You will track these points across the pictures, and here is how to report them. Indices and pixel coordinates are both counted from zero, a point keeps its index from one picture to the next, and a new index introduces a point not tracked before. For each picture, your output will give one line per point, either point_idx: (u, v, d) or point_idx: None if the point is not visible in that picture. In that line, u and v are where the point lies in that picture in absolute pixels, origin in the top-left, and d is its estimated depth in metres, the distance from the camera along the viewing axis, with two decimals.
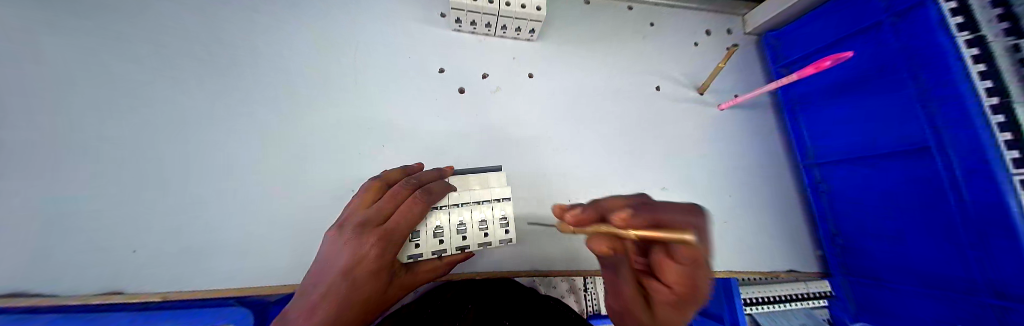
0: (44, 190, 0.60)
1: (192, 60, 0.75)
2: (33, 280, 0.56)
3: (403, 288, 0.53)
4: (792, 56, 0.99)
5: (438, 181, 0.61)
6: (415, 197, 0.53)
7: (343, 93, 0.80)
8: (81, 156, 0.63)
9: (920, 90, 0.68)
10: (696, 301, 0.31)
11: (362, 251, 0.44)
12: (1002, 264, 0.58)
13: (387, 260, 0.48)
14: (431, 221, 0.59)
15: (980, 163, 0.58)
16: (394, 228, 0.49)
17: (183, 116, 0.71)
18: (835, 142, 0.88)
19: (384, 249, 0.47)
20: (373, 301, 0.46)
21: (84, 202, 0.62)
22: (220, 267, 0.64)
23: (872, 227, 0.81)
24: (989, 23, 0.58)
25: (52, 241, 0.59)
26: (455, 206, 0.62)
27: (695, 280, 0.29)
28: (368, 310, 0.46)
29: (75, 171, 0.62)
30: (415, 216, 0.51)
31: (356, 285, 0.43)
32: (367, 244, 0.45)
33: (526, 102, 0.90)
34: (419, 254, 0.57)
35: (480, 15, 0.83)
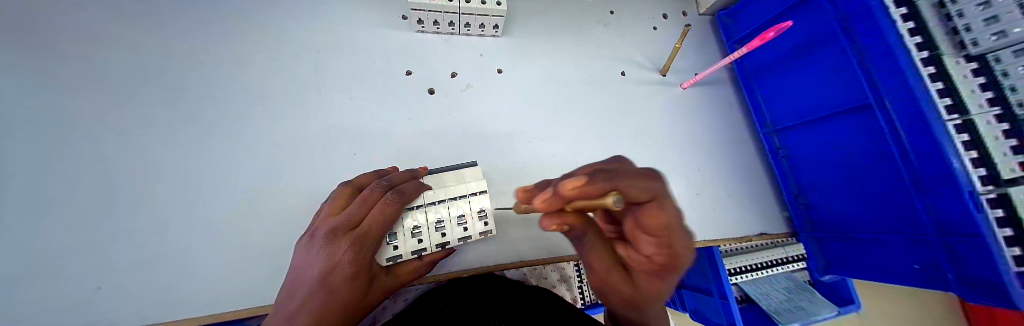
0: None
1: (145, 85, 0.73)
2: None
3: (384, 292, 0.52)
4: (744, 31, 1.04)
5: (410, 181, 0.58)
6: (387, 199, 0.51)
7: (309, 104, 0.80)
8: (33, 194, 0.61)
9: (860, 53, 0.72)
10: (673, 265, 0.34)
11: (334, 258, 0.44)
12: (944, 204, 0.61)
13: (364, 265, 0.47)
14: (408, 221, 0.58)
15: (916, 114, 0.61)
16: (367, 233, 0.48)
17: (140, 145, 0.69)
18: (792, 108, 0.93)
19: (358, 254, 0.46)
20: (352, 308, 0.46)
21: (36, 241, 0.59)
22: (195, 294, 0.63)
23: (832, 184, 0.86)
24: None
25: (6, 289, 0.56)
26: (431, 204, 0.61)
27: (663, 244, 0.31)
28: (347, 317, 0.45)
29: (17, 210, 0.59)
30: (389, 218, 0.51)
31: (334, 292, 0.43)
32: (340, 250, 0.44)
33: (495, 97, 0.91)
34: (398, 256, 0.56)
35: (441, 15, 0.84)
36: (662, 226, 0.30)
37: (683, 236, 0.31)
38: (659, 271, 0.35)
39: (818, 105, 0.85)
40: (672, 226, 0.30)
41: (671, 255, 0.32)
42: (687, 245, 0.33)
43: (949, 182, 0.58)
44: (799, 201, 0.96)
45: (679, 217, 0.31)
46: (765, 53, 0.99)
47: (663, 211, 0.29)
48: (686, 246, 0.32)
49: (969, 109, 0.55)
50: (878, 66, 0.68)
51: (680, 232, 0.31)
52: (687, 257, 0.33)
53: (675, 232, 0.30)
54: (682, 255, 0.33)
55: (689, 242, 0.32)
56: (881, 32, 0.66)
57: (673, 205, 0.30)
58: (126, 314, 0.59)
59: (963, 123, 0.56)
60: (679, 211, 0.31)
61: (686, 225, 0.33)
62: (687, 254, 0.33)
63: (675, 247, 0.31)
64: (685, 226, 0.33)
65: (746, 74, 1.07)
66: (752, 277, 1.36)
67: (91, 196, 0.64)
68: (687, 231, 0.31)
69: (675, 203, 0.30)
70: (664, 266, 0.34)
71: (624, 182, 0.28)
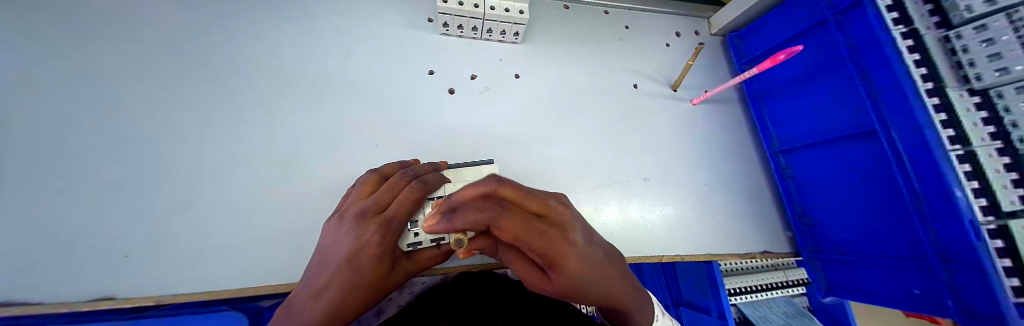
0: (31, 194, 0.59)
1: (183, 67, 0.77)
2: (17, 288, 0.54)
3: (406, 275, 0.55)
4: (754, 54, 1.08)
5: (432, 173, 0.62)
6: (412, 187, 0.54)
7: (336, 94, 0.83)
8: (71, 160, 0.63)
9: (868, 82, 0.75)
10: (555, 261, 0.38)
11: (364, 237, 0.46)
12: (943, 229, 0.63)
13: (390, 246, 0.50)
14: (429, 210, 0.61)
15: (917, 141, 0.64)
16: (394, 216, 0.51)
17: (172, 121, 0.71)
18: (798, 129, 0.96)
19: (386, 235, 0.49)
20: (378, 286, 0.49)
21: (70, 208, 0.61)
22: (217, 269, 0.64)
23: (834, 205, 0.88)
24: (921, 17, 0.69)
25: (33, 251, 0.57)
26: (450, 196, 0.64)
27: (531, 247, 0.37)
28: (373, 295, 0.49)
29: (60, 174, 0.62)
30: (414, 202, 0.53)
31: (361, 269, 0.46)
32: (368, 230, 0.47)
33: (511, 100, 0.94)
34: (419, 242, 0.57)
35: (467, 20, 0.88)
36: (513, 239, 0.36)
37: (536, 242, 0.36)
38: (550, 270, 0.40)
39: (822, 127, 0.88)
40: (526, 234, 0.35)
41: (544, 257, 0.38)
42: (554, 245, 0.37)
43: (948, 211, 0.61)
44: (804, 222, 0.97)
45: (526, 232, 0.35)
46: (774, 75, 1.03)
47: (502, 230, 0.36)
48: (548, 247, 0.36)
49: (972, 140, 0.58)
50: (882, 93, 0.71)
51: (530, 241, 0.36)
52: (562, 252, 0.37)
53: (525, 242, 0.36)
54: (554, 253, 0.37)
55: (556, 241, 0.37)
56: (888, 65, 0.69)
57: (515, 220, 0.35)
58: (148, 284, 0.60)
59: (965, 154, 0.59)
60: (525, 224, 0.35)
61: (547, 228, 0.37)
62: (557, 251, 0.37)
63: (537, 250, 0.37)
64: (547, 229, 0.36)
65: (755, 94, 1.10)
66: (751, 299, 1.36)
67: (128, 168, 0.66)
68: (538, 239, 0.36)
69: (512, 223, 0.35)
70: (544, 265, 0.39)
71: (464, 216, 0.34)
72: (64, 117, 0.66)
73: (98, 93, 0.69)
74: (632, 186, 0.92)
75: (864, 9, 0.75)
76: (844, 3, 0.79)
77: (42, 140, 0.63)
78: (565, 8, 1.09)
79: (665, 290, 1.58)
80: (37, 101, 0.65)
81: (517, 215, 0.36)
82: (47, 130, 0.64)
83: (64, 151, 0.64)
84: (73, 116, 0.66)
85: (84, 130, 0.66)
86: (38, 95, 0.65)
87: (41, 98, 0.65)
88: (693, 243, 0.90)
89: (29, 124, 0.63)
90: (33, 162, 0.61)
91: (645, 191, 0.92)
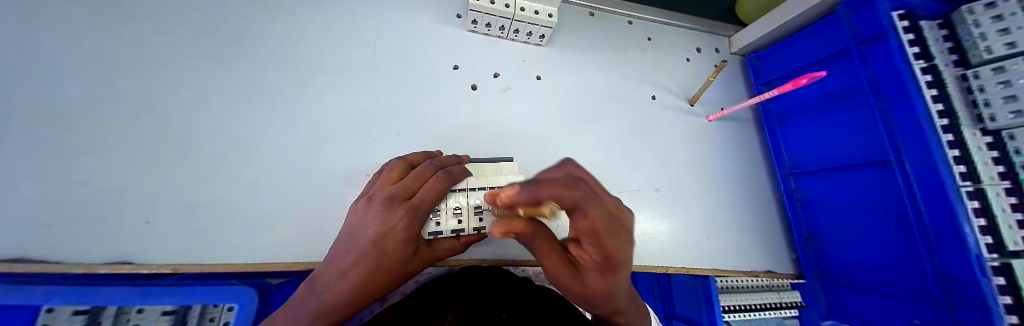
0: (49, 151, 0.58)
1: (214, 41, 0.78)
2: (30, 245, 0.53)
3: (427, 263, 0.55)
4: (773, 76, 1.09)
5: (456, 165, 0.63)
6: (439, 177, 0.55)
7: (361, 81, 0.84)
8: (94, 122, 0.63)
9: (885, 112, 0.77)
10: (613, 262, 0.39)
11: (392, 222, 0.47)
12: (947, 260, 0.67)
13: (414, 233, 0.51)
14: (450, 201, 0.63)
15: (930, 175, 0.69)
16: (420, 204, 0.52)
17: (201, 93, 0.72)
18: (810, 154, 0.97)
19: (411, 222, 0.50)
20: (402, 272, 0.50)
21: (93, 170, 0.60)
22: (235, 243, 0.65)
23: (841, 231, 0.90)
24: (947, 68, 0.79)
25: (48, 209, 0.55)
26: (472, 190, 0.66)
27: (599, 242, 0.38)
28: (397, 280, 0.49)
29: (83, 135, 0.61)
30: (438, 192, 0.54)
31: (387, 253, 0.46)
32: (395, 216, 0.48)
33: (531, 101, 0.95)
34: (439, 232, 0.60)
35: (496, 19, 0.89)
36: (590, 230, 0.38)
37: (610, 240, 0.38)
38: (601, 271, 0.41)
39: (836, 154, 0.90)
40: (603, 228, 0.37)
41: (605, 255, 0.39)
42: (622, 245, 0.39)
43: (954, 236, 0.66)
44: (809, 245, 0.97)
45: (607, 227, 0.38)
46: (790, 97, 1.04)
47: (584, 218, 0.38)
48: (617, 248, 0.38)
49: (983, 181, 0.68)
50: (899, 125, 0.75)
51: (605, 235, 0.37)
52: (622, 255, 0.39)
53: (601, 237, 0.38)
54: (619, 256, 0.39)
55: (622, 243, 0.39)
56: (907, 98, 0.73)
57: (602, 213, 0.38)
58: (169, 251, 0.61)
59: (975, 190, 0.68)
60: (608, 219, 0.38)
61: (620, 231, 0.39)
62: (622, 255, 0.39)
63: (605, 248, 0.38)
64: (620, 229, 0.39)
65: (770, 115, 1.10)
66: (745, 317, 1.37)
67: (153, 135, 0.67)
68: (615, 238, 0.38)
69: (597, 211, 0.37)
70: (598, 265, 0.40)
71: (556, 192, 0.38)
72: (92, 78, 0.66)
73: (130, 60, 0.70)
74: (644, 196, 0.93)
75: (888, 40, 0.77)
76: (868, 33, 0.81)
77: (63, 98, 0.62)
78: (590, 15, 1.11)
79: (660, 303, 1.58)
80: (67, 60, 0.65)
81: (603, 209, 0.38)
82: (73, 88, 0.63)
83: (89, 112, 0.63)
84: (102, 79, 0.66)
85: (112, 94, 0.66)
86: (69, 55, 0.65)
87: (71, 58, 0.65)
88: (699, 257, 0.91)
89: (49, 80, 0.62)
90: (50, 119, 0.60)
91: (656, 202, 0.93)
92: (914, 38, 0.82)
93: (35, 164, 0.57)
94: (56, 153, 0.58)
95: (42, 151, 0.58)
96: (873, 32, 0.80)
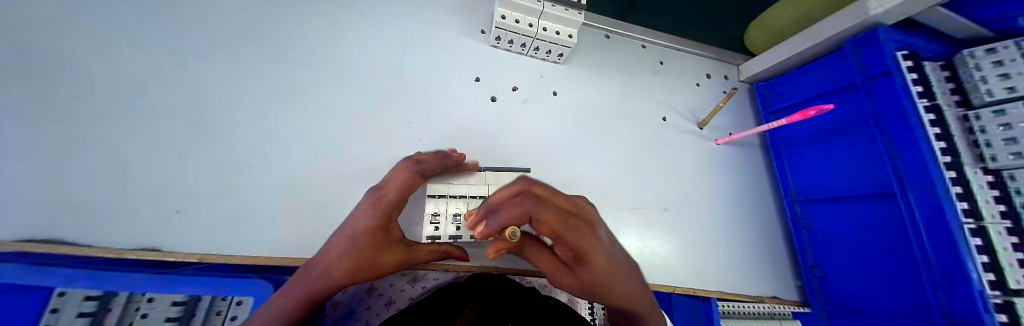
0: (93, 137, 0.61)
1: (252, 41, 0.81)
2: (66, 227, 0.55)
3: (400, 261, 0.59)
4: (780, 105, 1.13)
5: (432, 157, 0.64)
6: (404, 170, 0.57)
7: (388, 87, 0.88)
8: (135, 111, 0.65)
9: (889, 147, 0.80)
10: (586, 254, 0.41)
11: (357, 213, 0.52)
12: (950, 291, 0.69)
13: (383, 226, 0.54)
14: (450, 208, 0.70)
15: (934, 209, 0.72)
16: (386, 195, 0.54)
17: (236, 91, 0.75)
18: (816, 182, 1.00)
19: (379, 214, 0.53)
20: (368, 268, 0.54)
21: (131, 157, 0.62)
22: (258, 236, 0.66)
23: (844, 260, 0.91)
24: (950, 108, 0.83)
25: (87, 192, 0.57)
26: (471, 198, 0.72)
27: (564, 239, 0.41)
28: (363, 274, 0.54)
29: (124, 123, 0.64)
30: (408, 186, 0.57)
31: (356, 243, 0.51)
32: (358, 209, 0.52)
33: (548, 116, 0.99)
34: (438, 236, 0.68)
35: (518, 36, 0.94)
36: (551, 233, 0.41)
37: (568, 235, 0.40)
38: (577, 264, 0.43)
39: (843, 184, 0.93)
40: (561, 226, 0.40)
41: (574, 250, 0.41)
42: (584, 237, 0.40)
43: (956, 271, 0.68)
44: (814, 273, 0.98)
45: (560, 224, 0.40)
46: (797, 127, 1.06)
47: (542, 224, 0.41)
48: (577, 240, 0.40)
49: (984, 218, 0.73)
50: (901, 160, 0.78)
51: (565, 232, 0.40)
52: (590, 245, 0.41)
53: (560, 234, 0.40)
54: (584, 246, 0.40)
55: (584, 233, 0.41)
56: (911, 134, 0.76)
57: (553, 214, 0.40)
58: (193, 240, 0.62)
59: (978, 228, 0.73)
60: (559, 218, 0.40)
61: (575, 224, 0.41)
62: (586, 245, 0.40)
63: (570, 243, 0.41)
64: (579, 223, 0.41)
65: (776, 143, 1.13)
66: None
67: (187, 126, 0.68)
68: (572, 232, 0.40)
69: (550, 214, 0.39)
70: (573, 259, 0.43)
71: (509, 213, 0.40)
72: (137, 70, 0.69)
73: (172, 53, 0.73)
74: (654, 214, 0.95)
75: (892, 78, 0.80)
76: (875, 70, 0.84)
77: (108, 90, 0.65)
78: (606, 37, 1.16)
79: None
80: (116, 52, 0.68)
81: (552, 211, 0.40)
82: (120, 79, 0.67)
83: (132, 102, 0.66)
84: (146, 71, 0.69)
85: (154, 85, 0.69)
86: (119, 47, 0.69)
87: (121, 50, 0.69)
88: (706, 279, 0.92)
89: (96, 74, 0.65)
90: (94, 109, 0.62)
91: (664, 220, 0.95)
92: (919, 78, 0.86)
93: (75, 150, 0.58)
94: (99, 139, 0.61)
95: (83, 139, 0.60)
96: (880, 70, 0.83)
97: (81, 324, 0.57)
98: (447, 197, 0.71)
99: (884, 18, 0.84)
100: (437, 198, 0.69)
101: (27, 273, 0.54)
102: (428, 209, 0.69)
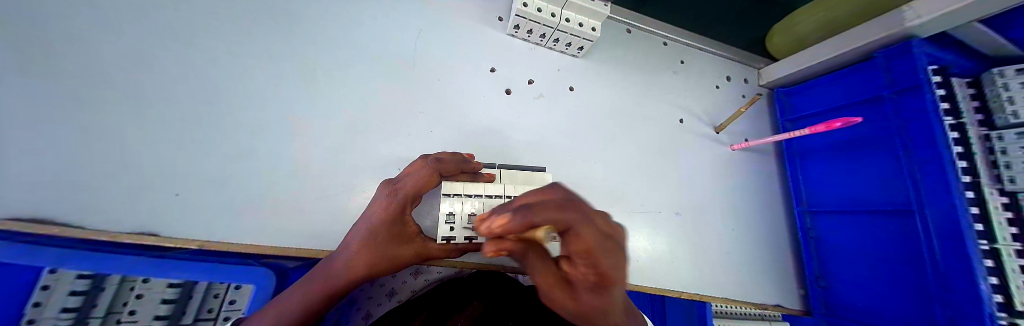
0: (81, 108, 0.56)
1: (255, 13, 0.75)
2: (56, 206, 0.51)
3: (417, 253, 0.57)
4: (801, 113, 1.11)
5: (450, 155, 0.66)
6: (421, 163, 0.61)
7: (399, 73, 0.83)
8: (128, 84, 0.60)
9: (910, 161, 0.80)
10: (611, 281, 0.31)
11: (375, 202, 0.55)
12: (960, 309, 0.70)
13: (395, 214, 0.55)
14: (466, 207, 0.64)
15: (953, 228, 0.72)
16: (401, 185, 0.57)
17: (238, 67, 0.70)
18: (829, 194, 0.99)
19: (391, 201, 0.55)
20: (385, 259, 0.53)
21: (122, 133, 0.58)
22: (264, 224, 0.63)
23: (852, 272, 0.92)
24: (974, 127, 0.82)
25: (76, 170, 0.53)
26: (490, 196, 0.66)
27: (593, 260, 0.30)
28: (382, 266, 0.53)
29: (116, 96, 0.59)
30: (422, 178, 0.59)
31: (371, 231, 0.52)
32: (376, 198, 0.56)
33: (563, 112, 0.95)
34: (453, 237, 0.61)
35: (539, 26, 0.89)
36: (582, 253, 0.30)
37: (604, 259, 0.30)
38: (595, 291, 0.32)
39: (859, 198, 0.92)
40: (598, 246, 0.30)
41: (602, 275, 0.30)
42: (619, 263, 0.31)
43: (970, 289, 0.68)
44: (818, 283, 0.99)
45: (599, 242, 0.30)
46: (816, 138, 1.05)
47: (576, 239, 0.31)
48: (612, 270, 0.30)
49: (998, 240, 0.72)
50: (923, 176, 0.77)
51: (601, 253, 0.30)
52: (620, 274, 0.31)
53: (594, 256, 0.30)
54: (617, 276, 0.31)
55: (619, 259, 0.31)
56: (934, 152, 0.75)
57: (593, 228, 0.31)
58: (194, 225, 0.59)
59: (991, 249, 0.72)
60: (599, 235, 0.31)
61: (612, 245, 0.32)
62: (620, 274, 0.31)
63: (600, 267, 0.30)
64: (615, 246, 0.31)
65: (792, 152, 1.12)
66: None
67: (185, 103, 0.64)
68: (610, 255, 0.30)
69: (592, 233, 0.30)
70: (593, 284, 0.31)
71: (545, 215, 0.32)
72: (129, 38, 0.63)
73: (168, 21, 0.67)
74: (665, 219, 0.94)
75: (921, 94, 0.78)
76: (903, 84, 0.82)
77: (99, 58, 0.60)
78: (627, 32, 1.11)
79: None
80: (105, 16, 0.62)
81: (590, 224, 0.31)
82: (110, 47, 0.61)
83: (124, 73, 0.61)
84: (139, 39, 0.64)
85: (148, 55, 0.63)
86: (108, 11, 0.63)
87: (111, 15, 0.63)
88: (711, 285, 0.92)
89: (83, 38, 0.59)
90: (80, 77, 0.57)
91: (675, 225, 0.94)
92: (947, 94, 0.83)
93: (59, 123, 0.53)
94: (88, 111, 0.56)
95: (69, 111, 0.55)
96: (908, 84, 0.81)
97: (72, 306, 0.53)
98: (463, 195, 0.64)
99: (917, 30, 0.80)
100: (453, 196, 0.63)
101: (14, 254, 0.49)
102: (443, 207, 0.62)
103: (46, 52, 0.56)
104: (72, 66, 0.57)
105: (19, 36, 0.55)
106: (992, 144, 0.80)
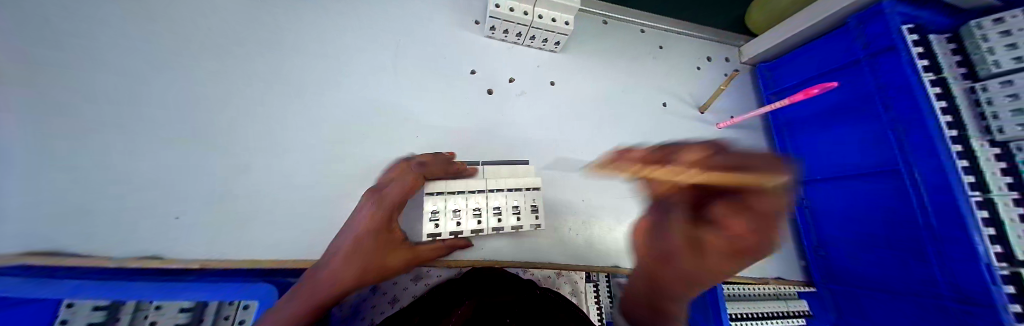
0: (81, 143, 0.59)
1: (235, 37, 0.78)
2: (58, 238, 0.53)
3: (406, 259, 0.61)
4: (783, 85, 1.12)
5: (435, 160, 0.68)
6: (408, 171, 0.63)
7: (381, 83, 0.86)
8: (122, 116, 0.64)
9: (895, 122, 0.79)
10: (750, 248, 0.29)
11: (362, 209, 0.57)
12: (957, 264, 0.69)
13: (382, 224, 0.57)
14: (449, 203, 0.68)
15: (943, 185, 0.71)
16: (389, 194, 0.59)
17: (226, 92, 0.73)
18: (821, 162, 0.99)
19: (379, 210, 0.58)
20: (375, 267, 0.56)
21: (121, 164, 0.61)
22: (262, 238, 0.66)
23: (851, 237, 0.92)
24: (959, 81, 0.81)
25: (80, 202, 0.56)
26: (472, 192, 0.70)
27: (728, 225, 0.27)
28: (371, 273, 0.56)
29: (111, 129, 0.62)
30: (409, 186, 0.61)
31: (359, 240, 0.55)
32: (362, 207, 0.58)
33: (546, 106, 0.97)
34: (438, 234, 0.67)
35: (513, 25, 0.91)
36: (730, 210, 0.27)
37: (751, 227, 0.26)
38: (723, 254, 0.31)
39: (848, 163, 0.92)
40: (746, 220, 0.26)
41: (734, 243, 0.28)
42: (750, 231, 0.27)
43: (966, 244, 0.68)
44: (818, 252, 0.99)
45: (770, 207, 0.26)
46: (801, 108, 1.05)
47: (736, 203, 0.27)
48: (763, 237, 0.27)
49: (991, 190, 0.70)
50: (910, 135, 0.77)
51: (747, 218, 0.26)
52: (756, 243, 0.28)
53: (740, 215, 0.26)
54: (757, 243, 0.27)
55: (771, 227, 0.27)
56: (917, 109, 0.75)
57: (763, 190, 0.25)
58: (192, 246, 0.61)
59: (984, 200, 0.70)
60: (761, 189, 0.26)
61: (739, 206, 0.27)
62: (748, 242, 0.28)
63: (730, 231, 0.27)
64: (749, 213, 0.26)
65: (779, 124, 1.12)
66: None
67: (177, 130, 0.67)
68: (766, 223, 0.26)
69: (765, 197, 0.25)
70: (729, 247, 0.30)
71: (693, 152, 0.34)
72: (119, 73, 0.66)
73: (155, 54, 0.70)
74: None
75: (898, 53, 0.79)
76: (879, 46, 0.83)
77: (93, 95, 0.63)
78: (603, 23, 1.13)
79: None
80: (92, 54, 0.65)
81: (768, 191, 0.25)
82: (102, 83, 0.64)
83: (117, 107, 0.64)
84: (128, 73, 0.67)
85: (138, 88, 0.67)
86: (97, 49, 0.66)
87: (101, 53, 0.66)
88: None
89: (76, 78, 0.62)
90: (76, 114, 0.60)
91: None
92: (924, 51, 0.84)
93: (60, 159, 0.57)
94: (85, 146, 0.59)
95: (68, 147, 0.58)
96: (884, 45, 0.81)
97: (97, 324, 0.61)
98: (445, 193, 0.68)
99: None
100: (436, 195, 0.67)
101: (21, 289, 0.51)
102: (426, 206, 0.66)
103: (43, 93, 0.59)
104: (72, 106, 0.60)
105: (14, 80, 0.57)
106: (977, 95, 0.77)
